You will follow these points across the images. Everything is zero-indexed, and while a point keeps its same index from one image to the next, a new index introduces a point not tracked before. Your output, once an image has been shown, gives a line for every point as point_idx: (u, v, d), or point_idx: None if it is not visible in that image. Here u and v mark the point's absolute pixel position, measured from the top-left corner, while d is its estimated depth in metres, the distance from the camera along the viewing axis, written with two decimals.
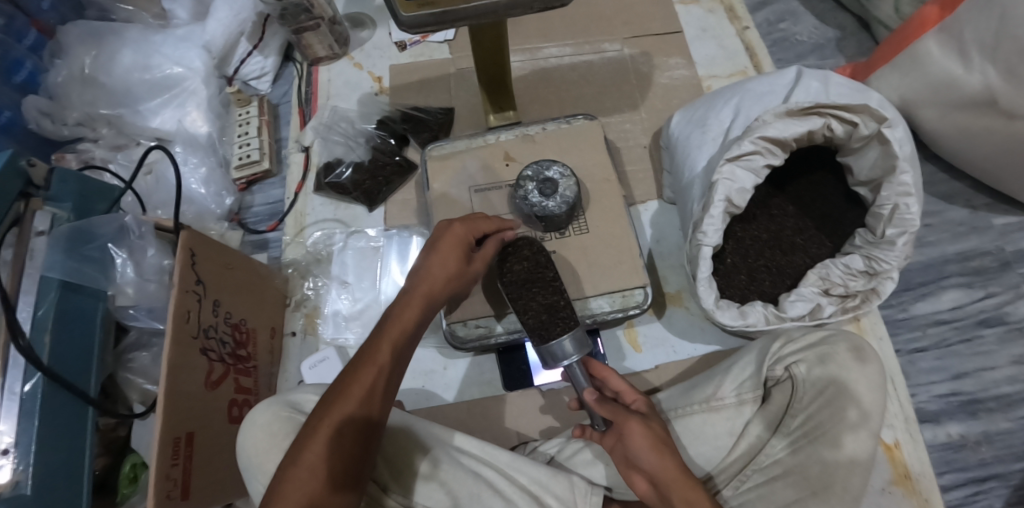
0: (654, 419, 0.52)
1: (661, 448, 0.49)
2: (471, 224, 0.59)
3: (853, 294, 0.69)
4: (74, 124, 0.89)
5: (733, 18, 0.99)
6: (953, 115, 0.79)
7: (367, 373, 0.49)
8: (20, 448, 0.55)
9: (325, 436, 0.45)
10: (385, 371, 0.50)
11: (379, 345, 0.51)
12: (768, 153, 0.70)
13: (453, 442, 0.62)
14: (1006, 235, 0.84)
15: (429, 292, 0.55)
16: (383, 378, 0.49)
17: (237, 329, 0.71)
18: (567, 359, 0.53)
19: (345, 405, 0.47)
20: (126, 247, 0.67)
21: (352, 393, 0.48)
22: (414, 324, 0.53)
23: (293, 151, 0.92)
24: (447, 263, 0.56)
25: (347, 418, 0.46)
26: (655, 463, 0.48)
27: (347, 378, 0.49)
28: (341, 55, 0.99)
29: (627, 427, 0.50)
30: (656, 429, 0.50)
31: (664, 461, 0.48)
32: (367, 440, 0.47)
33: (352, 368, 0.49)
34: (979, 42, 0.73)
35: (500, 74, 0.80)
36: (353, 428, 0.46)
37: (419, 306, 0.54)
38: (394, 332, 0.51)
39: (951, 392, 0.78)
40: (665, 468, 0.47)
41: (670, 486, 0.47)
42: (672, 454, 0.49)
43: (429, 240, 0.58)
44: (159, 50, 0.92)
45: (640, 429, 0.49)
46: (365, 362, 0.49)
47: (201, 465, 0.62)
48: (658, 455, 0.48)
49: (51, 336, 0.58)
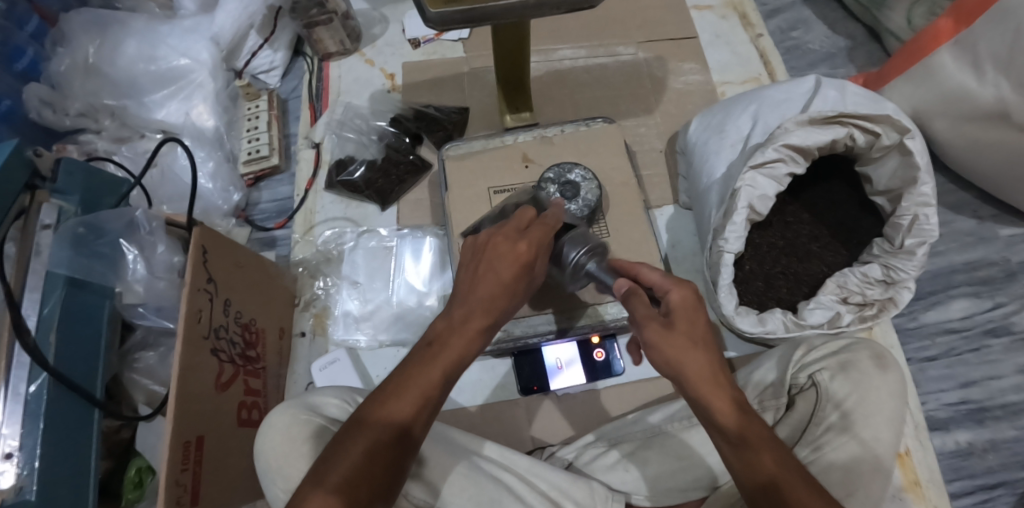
0: (680, 318, 0.44)
1: (678, 354, 0.43)
2: (538, 242, 0.50)
3: (870, 303, 0.69)
4: (76, 115, 0.86)
5: (746, 25, 0.99)
6: (965, 127, 0.80)
7: (415, 390, 0.44)
8: (23, 452, 0.52)
9: (359, 453, 0.43)
10: (432, 397, 0.45)
11: (428, 367, 0.45)
12: (791, 161, 0.70)
13: (482, 452, 0.61)
14: (1012, 246, 0.86)
15: (488, 317, 0.47)
16: (430, 402, 0.45)
17: (247, 329, 0.69)
18: (573, 258, 0.55)
19: (383, 428, 0.43)
20: (136, 243, 0.64)
21: (392, 418, 0.44)
22: (469, 352, 0.47)
23: (303, 148, 0.90)
24: (506, 288, 0.48)
25: (383, 444, 0.43)
26: (676, 370, 0.43)
27: (388, 393, 0.45)
28: (352, 51, 0.97)
29: (644, 336, 0.45)
30: (677, 333, 0.43)
31: (685, 367, 0.42)
32: (401, 467, 0.43)
33: (395, 387, 0.45)
34: (993, 55, 0.74)
35: (518, 75, 0.80)
36: (392, 450, 0.43)
37: (477, 331, 0.47)
38: (445, 361, 0.46)
39: (960, 400, 0.78)
40: (684, 375, 0.42)
41: (697, 399, 0.42)
42: (695, 360, 0.42)
43: (484, 255, 0.49)
44: (165, 41, 0.90)
45: (658, 337, 0.44)
46: (410, 381, 0.45)
47: (211, 471, 0.60)
48: (676, 363, 0.43)
49: (57, 335, 0.55)
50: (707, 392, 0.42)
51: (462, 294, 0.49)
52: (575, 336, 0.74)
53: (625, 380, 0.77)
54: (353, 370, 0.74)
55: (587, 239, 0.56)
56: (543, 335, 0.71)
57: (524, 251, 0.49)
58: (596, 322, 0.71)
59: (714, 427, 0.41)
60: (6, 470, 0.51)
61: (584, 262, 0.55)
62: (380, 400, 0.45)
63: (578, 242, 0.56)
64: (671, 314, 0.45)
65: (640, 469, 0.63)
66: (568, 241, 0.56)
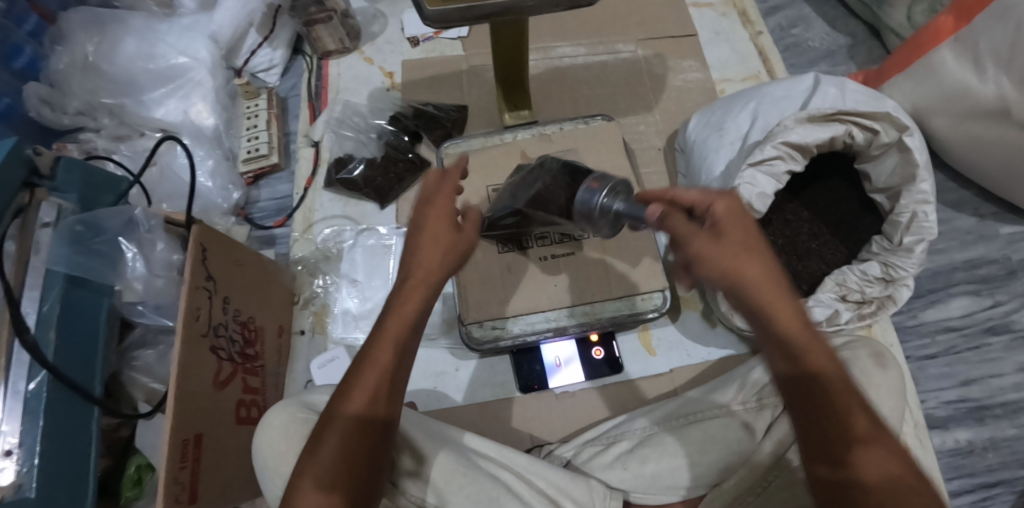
0: (731, 227, 0.43)
1: (740, 266, 0.41)
2: (443, 195, 0.50)
3: (869, 301, 0.70)
4: (74, 113, 0.86)
5: (746, 22, 0.99)
6: (966, 124, 0.80)
7: (375, 369, 0.44)
8: (23, 449, 0.52)
9: (332, 449, 0.43)
10: (392, 364, 0.45)
11: (379, 344, 0.45)
12: (790, 159, 0.69)
13: (466, 442, 0.62)
14: (1012, 244, 0.85)
15: (425, 278, 0.47)
16: (392, 372, 0.45)
17: (246, 327, 0.69)
18: (597, 201, 0.55)
19: (351, 409, 0.43)
20: (135, 241, 0.65)
21: (354, 400, 0.44)
22: (415, 314, 0.46)
23: (302, 146, 0.90)
24: (434, 245, 0.47)
25: (353, 426, 0.43)
26: (738, 282, 0.42)
27: (349, 385, 0.44)
28: (352, 49, 0.97)
29: (700, 253, 0.42)
30: (733, 245, 0.42)
31: (749, 279, 0.41)
32: (379, 443, 0.44)
33: (356, 368, 0.45)
34: (994, 52, 0.74)
35: (517, 73, 0.80)
36: (364, 436, 0.43)
37: (418, 292, 0.46)
38: (394, 329, 0.45)
39: (960, 399, 0.78)
40: (744, 284, 0.41)
41: (762, 311, 0.41)
42: (757, 274, 0.42)
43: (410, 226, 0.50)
44: (164, 39, 0.90)
45: (714, 252, 0.42)
46: (366, 363, 0.44)
47: (209, 469, 0.60)
48: (741, 276, 0.41)
49: (56, 332, 0.56)
50: (771, 300, 0.41)
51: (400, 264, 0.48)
52: (573, 335, 0.74)
53: (625, 377, 0.76)
54: None
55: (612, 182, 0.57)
56: (542, 333, 0.71)
57: (444, 211, 0.49)
58: (592, 320, 0.72)
59: (776, 336, 0.41)
60: (5, 467, 0.51)
61: (611, 204, 0.55)
62: (344, 392, 0.44)
63: (600, 185, 0.56)
64: (718, 226, 0.43)
65: (639, 467, 0.62)
66: (588, 190, 0.56)
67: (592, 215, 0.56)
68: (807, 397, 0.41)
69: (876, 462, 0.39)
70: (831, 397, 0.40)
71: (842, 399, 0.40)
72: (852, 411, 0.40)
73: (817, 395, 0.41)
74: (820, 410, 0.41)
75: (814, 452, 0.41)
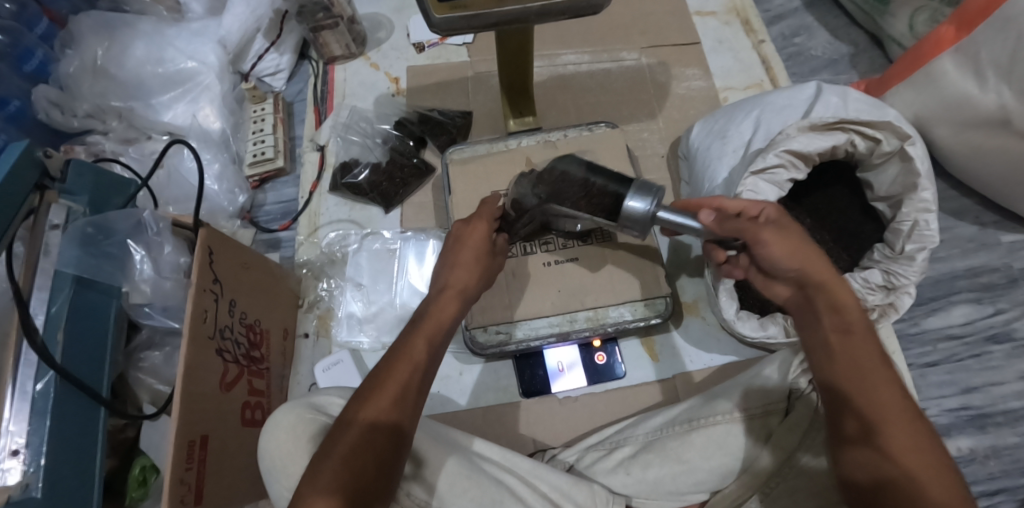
0: (789, 226, 0.54)
1: (801, 251, 0.52)
2: (483, 222, 0.62)
3: (871, 308, 0.70)
4: (83, 117, 0.87)
5: (749, 31, 1.00)
6: (967, 133, 0.80)
7: (401, 372, 0.49)
8: (31, 449, 0.52)
9: (343, 449, 0.44)
10: (418, 366, 0.50)
11: (413, 343, 0.52)
12: (792, 167, 0.70)
13: (472, 447, 0.62)
14: (1013, 252, 0.86)
15: (459, 290, 0.56)
16: (416, 374, 0.50)
17: (252, 330, 0.70)
18: (643, 205, 0.59)
19: (377, 403, 0.47)
20: (143, 244, 0.65)
21: (380, 397, 0.47)
22: (449, 320, 0.54)
23: (308, 151, 0.91)
24: (469, 258, 0.59)
25: (375, 424, 0.46)
26: (798, 263, 0.52)
27: (368, 390, 0.48)
28: (358, 55, 0.98)
29: (758, 238, 0.54)
30: (794, 236, 0.54)
31: (806, 260, 0.52)
32: (396, 444, 0.46)
33: (383, 367, 0.50)
34: (995, 62, 0.74)
35: (522, 80, 0.80)
36: (380, 435, 0.45)
37: (453, 301, 0.56)
38: (428, 328, 0.52)
39: (961, 406, 0.79)
40: (808, 272, 0.52)
41: (818, 288, 0.52)
42: (816, 259, 0.52)
43: (448, 244, 0.61)
44: (172, 43, 0.91)
45: (774, 237, 0.53)
46: (400, 357, 0.50)
47: (214, 470, 0.60)
48: (796, 256, 0.52)
49: (64, 333, 0.56)
50: (829, 284, 0.51)
51: (437, 281, 0.58)
52: (577, 340, 0.75)
53: (628, 383, 0.76)
54: (357, 371, 0.75)
55: (651, 188, 0.61)
56: (545, 339, 0.71)
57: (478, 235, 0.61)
58: (596, 326, 0.71)
59: (834, 311, 0.51)
60: (12, 467, 0.51)
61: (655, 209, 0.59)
62: (363, 398, 0.48)
63: (646, 192, 0.60)
64: (781, 221, 0.54)
65: (642, 472, 0.63)
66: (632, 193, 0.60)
67: (640, 220, 0.60)
68: (847, 366, 0.48)
69: (901, 428, 0.44)
70: (871, 371, 0.47)
71: (880, 373, 0.47)
72: (889, 384, 0.46)
73: (858, 364, 0.47)
74: (856, 378, 0.47)
75: (837, 422, 0.48)
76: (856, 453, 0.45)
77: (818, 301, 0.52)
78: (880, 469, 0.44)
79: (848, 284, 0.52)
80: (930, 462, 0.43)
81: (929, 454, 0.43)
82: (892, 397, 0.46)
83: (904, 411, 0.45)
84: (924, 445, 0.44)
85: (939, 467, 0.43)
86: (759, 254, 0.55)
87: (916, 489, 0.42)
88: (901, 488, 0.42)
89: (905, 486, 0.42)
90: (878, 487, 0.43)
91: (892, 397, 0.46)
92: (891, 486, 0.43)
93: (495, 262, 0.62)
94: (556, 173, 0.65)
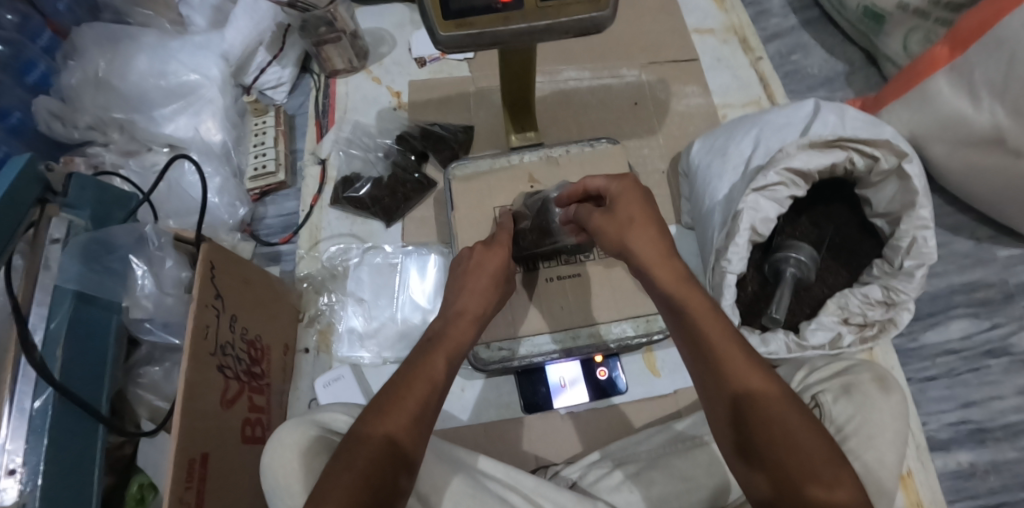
0: (624, 203, 0.55)
1: (628, 222, 0.54)
2: (503, 250, 0.64)
3: (871, 324, 0.71)
4: (84, 128, 0.87)
5: (746, 49, 1.01)
6: (962, 151, 0.82)
7: (419, 389, 0.49)
8: (27, 468, 0.51)
9: (362, 464, 0.43)
10: (436, 385, 0.50)
11: (432, 357, 0.52)
12: (793, 185, 0.71)
13: (478, 466, 0.61)
14: (1009, 267, 0.87)
15: (474, 315, 0.57)
16: (434, 393, 0.49)
17: (253, 346, 0.69)
18: (795, 256, 0.72)
19: (395, 418, 0.46)
20: (145, 258, 0.65)
21: (397, 413, 0.46)
22: (465, 341, 0.55)
23: (308, 164, 0.91)
24: (483, 285, 0.60)
25: (389, 442, 0.45)
26: (628, 221, 0.54)
27: (383, 406, 0.47)
28: (359, 70, 0.98)
29: (621, 196, 0.56)
30: (649, 217, 0.54)
31: (632, 216, 0.54)
32: (404, 461, 0.45)
33: (404, 379, 0.49)
34: (989, 81, 0.76)
35: (524, 96, 0.81)
36: (398, 452, 0.45)
37: (470, 326, 0.56)
38: (446, 348, 0.53)
39: (960, 421, 0.79)
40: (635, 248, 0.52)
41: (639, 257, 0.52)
42: (654, 221, 0.54)
43: (465, 267, 0.62)
44: (174, 56, 0.92)
45: (629, 207, 0.55)
46: (420, 373, 0.50)
47: (215, 489, 0.59)
48: (618, 223, 0.54)
49: (63, 349, 0.55)
50: (652, 258, 0.51)
51: (451, 304, 0.59)
52: (579, 356, 0.75)
53: (630, 399, 0.76)
54: (357, 385, 0.75)
55: (807, 263, 0.72)
56: (548, 355, 0.71)
57: (499, 271, 0.62)
58: (599, 342, 0.72)
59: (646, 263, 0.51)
60: (8, 487, 0.50)
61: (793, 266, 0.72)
62: (379, 412, 0.47)
63: (802, 258, 0.72)
64: (622, 195, 0.56)
65: (646, 489, 0.62)
66: (797, 246, 0.73)
67: (784, 258, 0.73)
68: (696, 305, 0.47)
69: (759, 383, 0.44)
70: (697, 300, 0.48)
71: (725, 335, 0.46)
72: (732, 327, 0.47)
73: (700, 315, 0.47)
74: (704, 314, 0.47)
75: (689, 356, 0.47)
76: (721, 420, 0.45)
77: (663, 245, 0.52)
78: (762, 420, 0.42)
79: (669, 254, 0.51)
80: (805, 430, 0.42)
81: (799, 418, 0.43)
82: (736, 353, 0.45)
83: (761, 365, 0.45)
84: (789, 397, 0.43)
85: (847, 488, 0.40)
86: (612, 203, 0.56)
87: (790, 448, 0.41)
88: (779, 431, 0.42)
89: (765, 409, 0.43)
90: (743, 446, 0.43)
91: (737, 350, 0.45)
92: (764, 447, 0.42)
93: (506, 291, 0.65)
94: (835, 210, 0.81)
